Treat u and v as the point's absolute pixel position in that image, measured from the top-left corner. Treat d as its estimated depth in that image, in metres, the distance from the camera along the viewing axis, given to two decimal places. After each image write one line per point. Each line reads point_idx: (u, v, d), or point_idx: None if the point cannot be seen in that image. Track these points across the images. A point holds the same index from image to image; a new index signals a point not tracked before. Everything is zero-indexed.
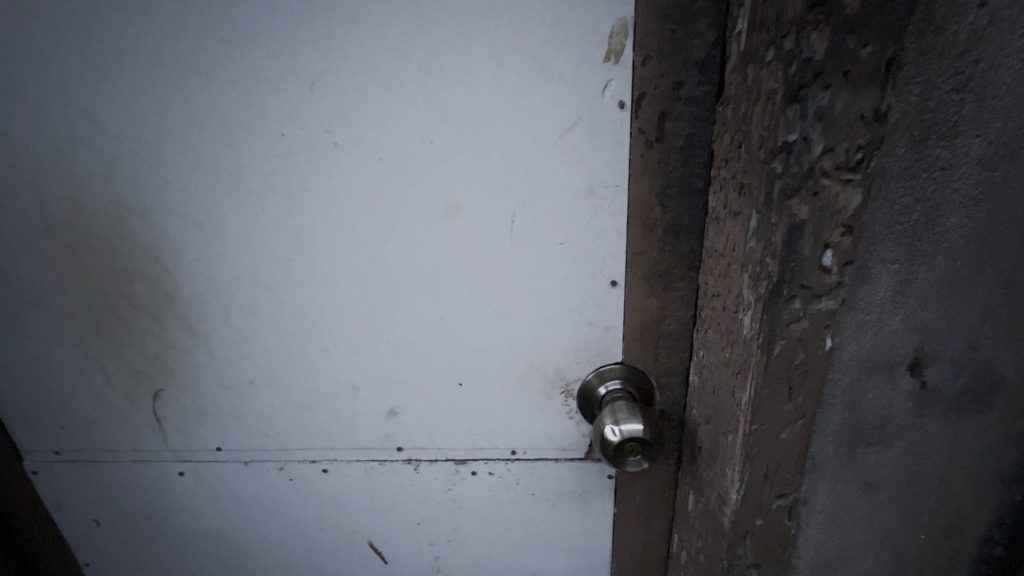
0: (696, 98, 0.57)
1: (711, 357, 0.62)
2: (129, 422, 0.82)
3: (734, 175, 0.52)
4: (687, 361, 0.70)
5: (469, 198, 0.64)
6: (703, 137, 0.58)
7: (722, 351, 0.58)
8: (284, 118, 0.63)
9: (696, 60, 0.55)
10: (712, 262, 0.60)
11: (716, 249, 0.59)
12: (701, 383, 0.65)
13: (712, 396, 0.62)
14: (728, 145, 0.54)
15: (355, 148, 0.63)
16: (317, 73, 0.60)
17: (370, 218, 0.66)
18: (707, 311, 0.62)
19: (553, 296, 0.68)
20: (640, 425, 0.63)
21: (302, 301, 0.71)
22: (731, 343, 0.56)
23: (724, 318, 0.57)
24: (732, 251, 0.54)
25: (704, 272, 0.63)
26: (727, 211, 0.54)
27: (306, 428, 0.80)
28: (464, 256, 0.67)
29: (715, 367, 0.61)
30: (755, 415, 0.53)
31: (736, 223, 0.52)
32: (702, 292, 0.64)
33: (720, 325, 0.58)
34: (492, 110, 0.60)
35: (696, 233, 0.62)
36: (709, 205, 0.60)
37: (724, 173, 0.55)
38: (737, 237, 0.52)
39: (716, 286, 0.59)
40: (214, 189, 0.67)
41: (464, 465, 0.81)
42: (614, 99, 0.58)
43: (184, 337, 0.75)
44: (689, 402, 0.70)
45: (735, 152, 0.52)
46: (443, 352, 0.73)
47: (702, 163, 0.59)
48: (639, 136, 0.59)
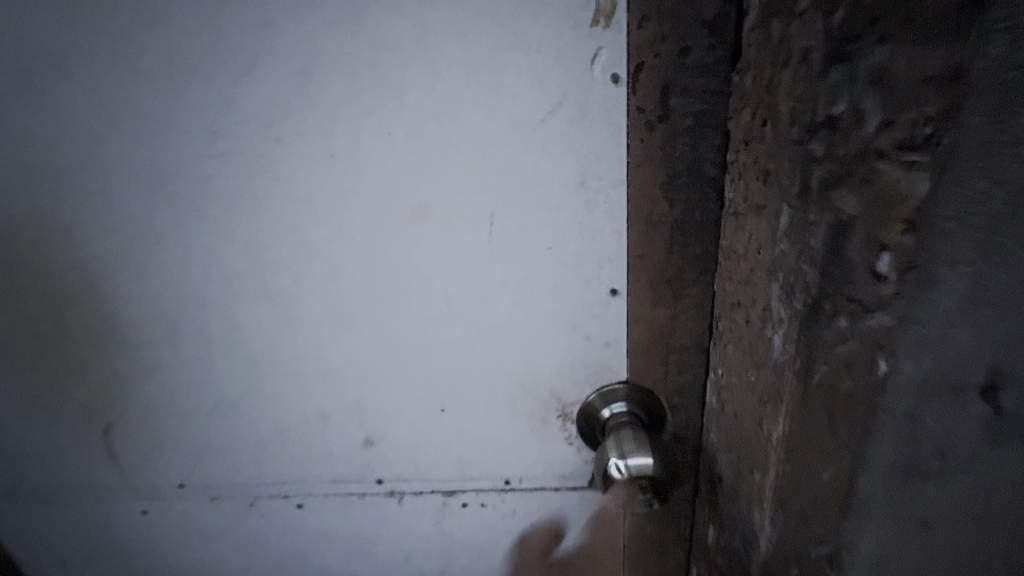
0: (707, 68, 0.46)
1: (733, 378, 0.52)
2: (81, 460, 0.73)
3: (756, 163, 0.43)
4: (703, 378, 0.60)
5: (438, 197, 0.54)
6: (716, 115, 0.48)
7: (744, 372, 0.50)
8: (217, 112, 0.53)
9: (706, 20, 0.45)
10: (729, 265, 0.51)
11: (736, 250, 0.49)
12: (722, 405, 0.56)
13: (734, 421, 0.53)
14: (747, 123, 0.44)
15: (302, 145, 0.53)
16: (250, 57, 0.51)
17: (327, 228, 0.57)
18: (727, 323, 0.53)
19: (543, 309, 0.59)
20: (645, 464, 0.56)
21: (259, 322, 0.63)
22: (758, 366, 0.47)
23: (745, 333, 0.49)
24: (757, 255, 0.45)
25: (723, 277, 0.53)
26: (749, 206, 0.45)
27: (276, 460, 0.71)
28: (437, 265, 0.58)
29: (738, 389, 0.51)
30: (789, 453, 0.45)
31: (760, 221, 0.44)
32: (720, 300, 0.54)
33: (741, 340, 0.50)
34: (459, 92, 0.50)
35: (710, 229, 0.52)
36: (726, 197, 0.50)
37: (744, 160, 0.45)
38: (763, 237, 0.43)
39: (736, 294, 0.50)
40: (147, 198, 0.57)
41: (453, 496, 0.72)
42: (605, 72, 0.48)
43: (131, 366, 0.66)
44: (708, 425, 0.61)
45: (758, 135, 0.42)
46: (422, 374, 0.64)
47: (715, 147, 0.49)
48: (637, 115, 0.49)
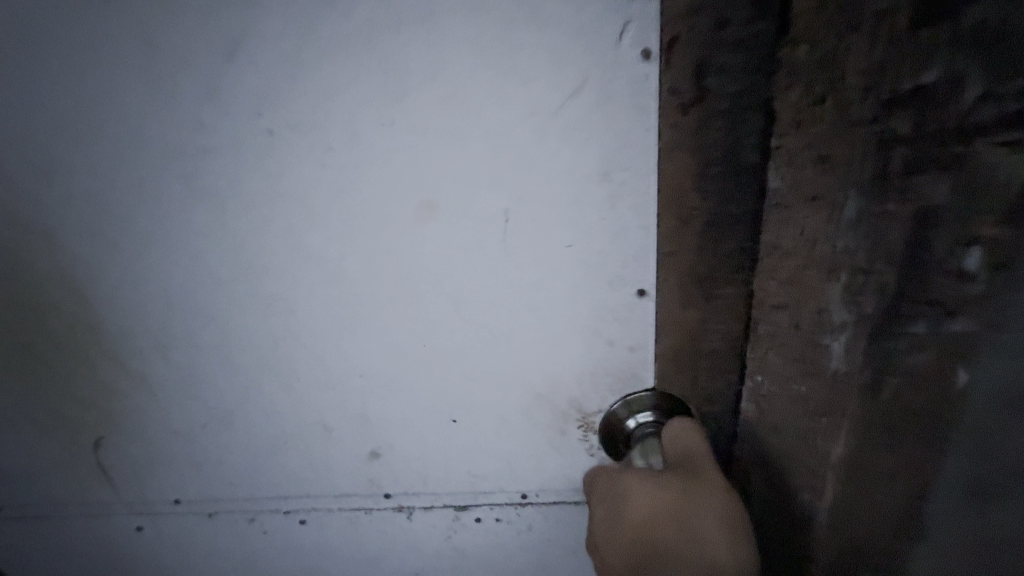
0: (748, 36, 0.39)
1: (775, 391, 0.46)
2: (71, 476, 0.69)
3: (809, 148, 0.38)
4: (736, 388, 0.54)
5: (446, 193, 0.49)
6: (756, 94, 0.41)
7: (787, 380, 0.45)
8: (199, 102, 0.48)
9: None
10: (766, 263, 0.44)
11: (775, 246, 0.43)
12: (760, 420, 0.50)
13: (775, 436, 0.48)
14: (800, 100, 0.38)
15: (294, 137, 0.48)
16: (235, 39, 0.45)
17: (323, 228, 0.52)
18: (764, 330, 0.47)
19: (563, 313, 0.54)
20: (654, 514, 0.49)
21: (253, 331, 0.58)
22: (811, 375, 0.43)
23: (790, 340, 0.44)
24: (808, 251, 0.40)
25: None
26: (797, 197, 0.40)
27: (276, 475, 0.67)
28: (445, 267, 0.53)
29: (782, 401, 0.46)
30: (851, 465, 0.42)
31: (815, 212, 0.39)
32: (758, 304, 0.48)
33: (785, 347, 0.44)
34: (468, 74, 0.45)
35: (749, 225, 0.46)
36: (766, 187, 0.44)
37: (792, 146, 0.39)
38: (818, 229, 0.39)
39: (776, 296, 0.44)
40: (127, 198, 0.52)
41: (465, 511, 0.68)
42: (635, 48, 0.42)
43: (119, 377, 0.62)
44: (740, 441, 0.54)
45: (812, 116, 0.37)
46: (430, 384, 0.59)
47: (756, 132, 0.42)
48: (670, 97, 0.43)
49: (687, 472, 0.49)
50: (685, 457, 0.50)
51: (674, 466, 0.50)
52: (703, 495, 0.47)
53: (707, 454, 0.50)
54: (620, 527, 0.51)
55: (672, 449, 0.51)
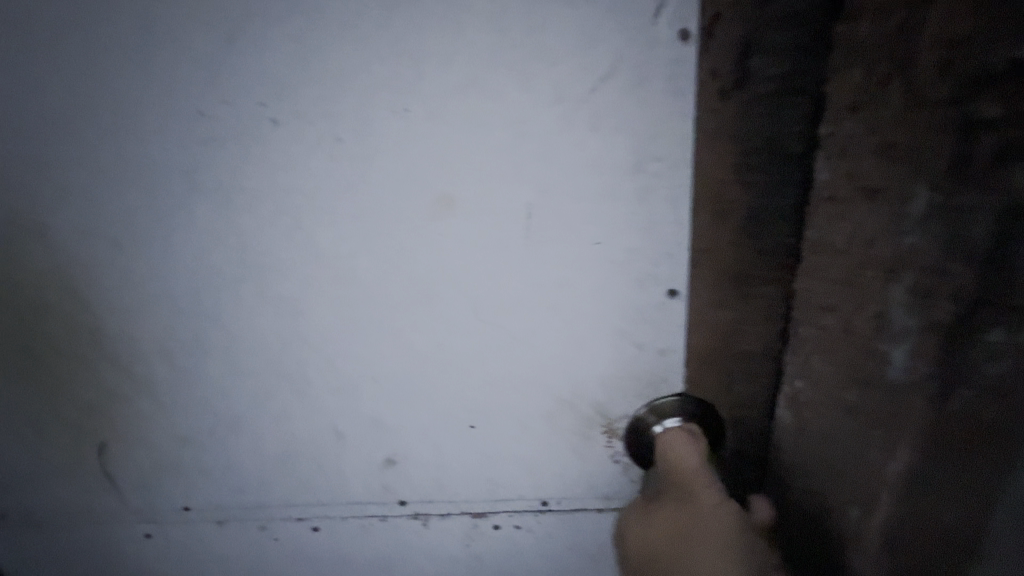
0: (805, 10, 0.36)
1: (814, 396, 0.44)
2: (76, 483, 0.67)
3: (868, 133, 0.35)
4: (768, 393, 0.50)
5: (466, 187, 0.46)
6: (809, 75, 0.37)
7: (828, 383, 0.42)
8: (200, 91, 0.45)
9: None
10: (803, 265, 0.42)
11: (821, 247, 0.40)
12: (792, 426, 0.47)
13: (813, 448, 0.45)
14: (849, 86, 0.35)
15: (303, 129, 0.45)
16: (240, 23, 0.42)
17: (334, 225, 0.49)
18: (800, 328, 0.44)
19: (589, 313, 0.51)
20: (650, 538, 0.50)
21: (263, 334, 0.55)
22: (865, 384, 0.40)
23: (834, 338, 0.41)
24: (858, 246, 0.37)
25: (805, 281, 0.42)
26: (848, 191, 0.37)
27: (287, 482, 0.64)
28: (465, 267, 0.50)
29: (819, 406, 0.44)
30: (919, 476, 0.39)
31: (869, 209, 0.36)
32: (796, 305, 0.44)
33: (827, 347, 0.42)
34: (490, 58, 0.42)
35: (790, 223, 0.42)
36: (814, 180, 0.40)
37: (845, 129, 0.36)
38: (871, 224, 0.36)
39: (817, 300, 0.41)
40: (126, 195, 0.49)
41: (484, 518, 0.65)
42: (671, 28, 0.39)
43: (122, 382, 0.59)
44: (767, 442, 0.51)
45: (876, 96, 0.34)
46: (447, 388, 0.56)
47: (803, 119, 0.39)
48: (709, 81, 0.40)
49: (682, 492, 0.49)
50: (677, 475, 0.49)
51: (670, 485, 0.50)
52: (702, 513, 0.46)
53: (703, 484, 0.47)
54: (627, 545, 0.52)
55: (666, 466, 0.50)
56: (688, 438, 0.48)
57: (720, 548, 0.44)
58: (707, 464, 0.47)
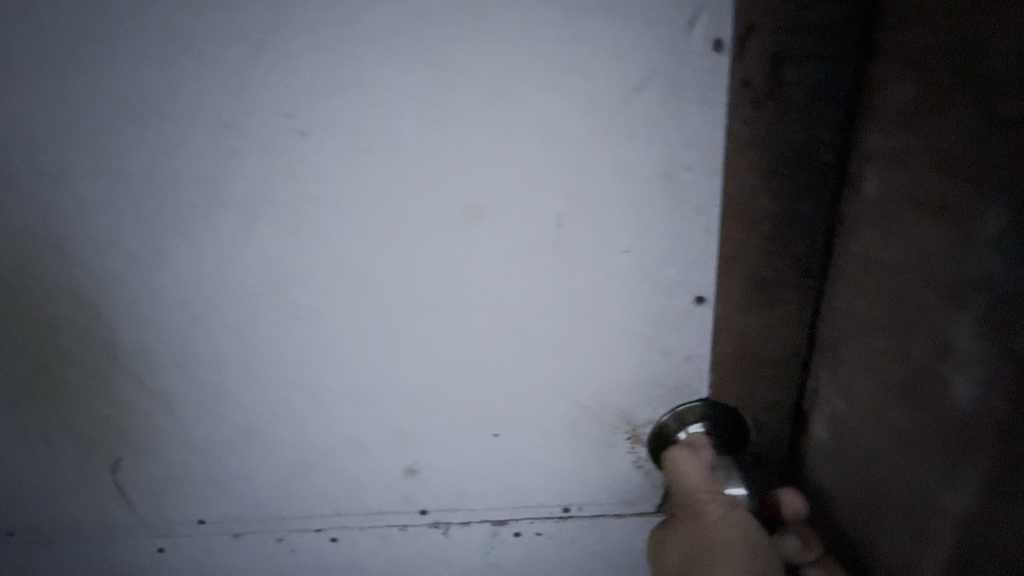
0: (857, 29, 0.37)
1: (874, 408, 0.44)
2: (87, 498, 0.65)
3: (916, 158, 0.37)
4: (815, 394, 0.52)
5: (495, 196, 0.46)
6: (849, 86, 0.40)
7: (879, 400, 0.44)
8: (225, 100, 0.44)
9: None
10: (868, 281, 0.43)
11: (885, 264, 0.41)
12: (842, 438, 0.49)
13: (876, 464, 0.45)
14: (908, 105, 0.37)
15: (330, 138, 0.45)
16: (269, 31, 0.42)
17: (360, 235, 0.48)
18: (854, 341, 0.45)
19: (615, 321, 0.51)
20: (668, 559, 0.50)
21: (284, 345, 0.54)
22: (926, 401, 0.39)
23: (888, 358, 0.42)
24: (915, 268, 0.38)
25: (857, 292, 0.44)
26: (912, 205, 0.38)
27: (305, 493, 0.64)
28: (493, 276, 0.49)
29: (872, 421, 0.45)
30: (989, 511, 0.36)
31: (936, 223, 0.36)
32: (848, 316, 0.46)
33: (881, 366, 0.43)
34: (523, 68, 0.41)
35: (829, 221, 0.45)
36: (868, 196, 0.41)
37: (901, 150, 0.38)
38: (932, 248, 0.37)
39: (880, 315, 0.42)
40: (145, 206, 0.48)
41: (505, 526, 0.65)
42: (706, 37, 0.39)
43: (137, 395, 0.58)
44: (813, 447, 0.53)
45: (935, 117, 0.35)
46: (472, 396, 0.56)
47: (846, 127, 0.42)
48: (742, 90, 0.40)
49: (695, 503, 0.51)
50: (691, 488, 0.51)
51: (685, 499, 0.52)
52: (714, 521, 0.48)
53: (706, 490, 0.51)
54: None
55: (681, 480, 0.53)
56: (697, 449, 0.53)
57: (722, 549, 0.46)
58: (708, 469, 0.52)
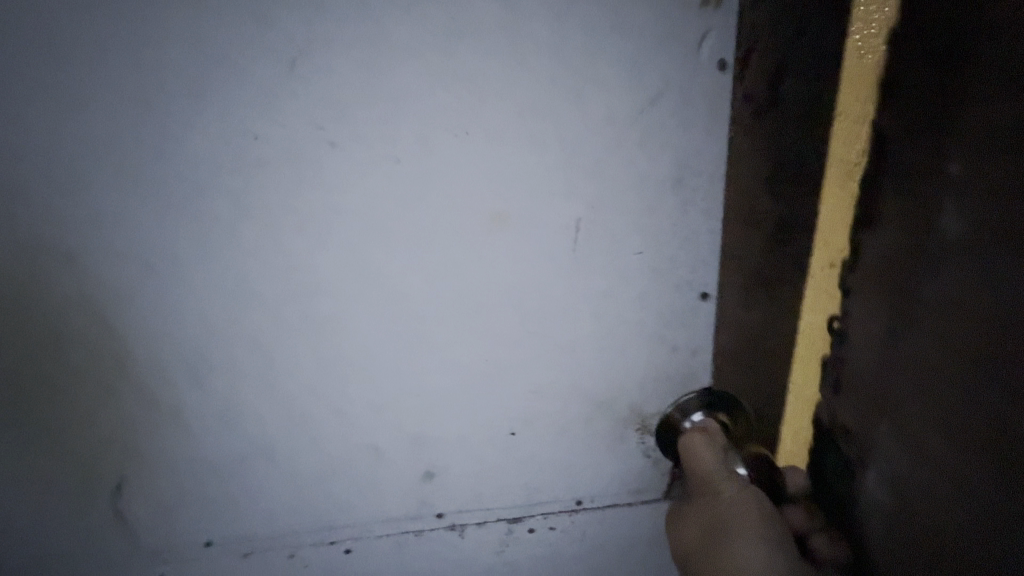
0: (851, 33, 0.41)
1: (942, 471, 0.37)
2: (83, 527, 0.62)
3: (989, 181, 0.31)
4: (866, 447, 0.46)
5: (519, 203, 0.48)
6: (916, 90, 0.36)
7: (948, 467, 0.37)
8: (255, 114, 0.45)
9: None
10: (932, 322, 0.37)
11: (954, 303, 0.35)
12: (902, 500, 0.42)
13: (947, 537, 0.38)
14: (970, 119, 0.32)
15: (360, 149, 0.46)
16: (302, 47, 0.43)
17: (386, 243, 0.50)
18: (911, 386, 0.39)
19: (628, 318, 0.54)
20: (690, 537, 0.54)
21: (304, 356, 0.54)
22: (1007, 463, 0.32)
23: (962, 424, 0.35)
24: (984, 299, 0.32)
25: (921, 339, 0.38)
26: (983, 227, 0.32)
27: (320, 505, 0.63)
28: (515, 278, 0.52)
29: (945, 489, 0.37)
30: None
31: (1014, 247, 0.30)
32: (904, 355, 0.40)
33: (951, 431, 0.36)
34: (548, 84, 0.44)
35: (885, 249, 0.41)
36: (932, 220, 0.36)
37: (978, 157, 0.32)
38: (1004, 271, 0.31)
39: (941, 360, 0.36)
40: (165, 220, 0.48)
41: (520, 523, 0.67)
42: (712, 58, 0.44)
43: (146, 414, 0.56)
44: (864, 506, 0.47)
45: (991, 122, 0.31)
46: (491, 397, 0.58)
47: (907, 141, 0.38)
48: (743, 105, 0.46)
49: (710, 489, 0.53)
50: (705, 475, 0.54)
51: (701, 486, 0.54)
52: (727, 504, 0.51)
53: (721, 476, 0.53)
54: (685, 569, 0.54)
55: (694, 469, 0.55)
56: (710, 436, 0.55)
57: (744, 524, 0.48)
58: (721, 456, 0.54)
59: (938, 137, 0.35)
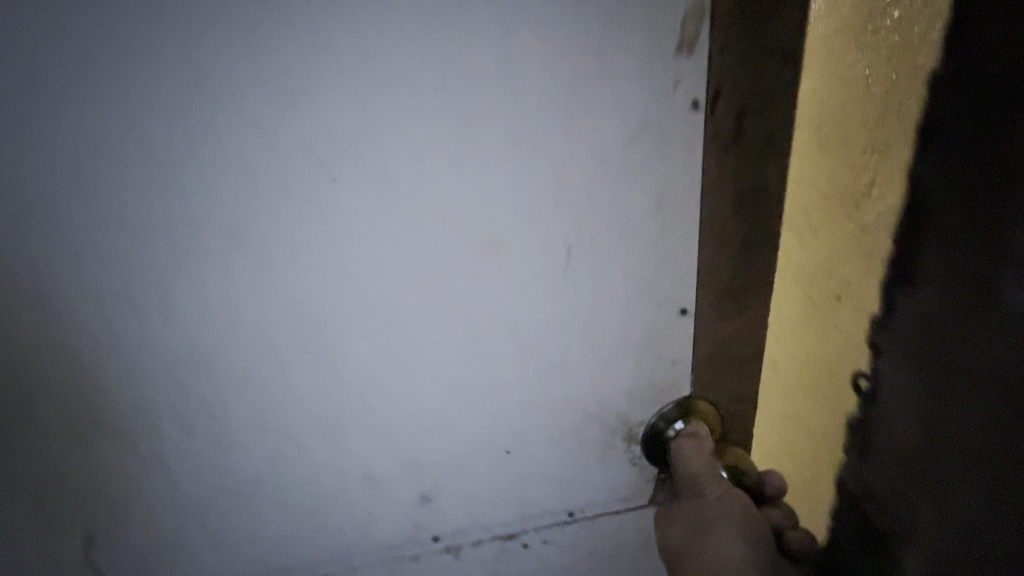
0: (854, 86, 0.61)
1: (979, 485, 0.48)
2: (63, 565, 0.61)
3: (1004, 259, 0.44)
4: (906, 476, 0.57)
5: (513, 232, 0.51)
6: (958, 175, 0.48)
7: (983, 481, 0.48)
8: (250, 151, 0.44)
9: (857, 49, 0.61)
10: (955, 369, 0.49)
11: (973, 352, 0.48)
12: (946, 515, 0.52)
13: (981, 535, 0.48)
14: (974, 219, 0.47)
15: (360, 184, 0.47)
16: (299, 85, 0.43)
17: (384, 273, 0.51)
18: (945, 421, 0.51)
19: (615, 334, 0.58)
20: (674, 520, 0.65)
21: (299, 387, 0.54)
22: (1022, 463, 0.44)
23: (994, 441, 0.46)
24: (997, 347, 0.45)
25: (966, 381, 0.49)
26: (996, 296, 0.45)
27: (313, 535, 0.63)
28: (510, 302, 0.54)
29: (984, 500, 0.48)
30: None
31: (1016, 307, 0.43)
32: (935, 398, 0.52)
33: (987, 449, 0.47)
34: (541, 121, 0.47)
35: (926, 310, 0.53)
36: (955, 294, 0.49)
37: (985, 246, 0.46)
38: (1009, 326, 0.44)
39: (965, 395, 0.49)
40: (156, 254, 0.47)
41: (514, 538, 0.68)
42: (687, 97, 0.48)
43: (131, 453, 0.55)
44: (905, 506, 0.57)
45: (993, 222, 0.45)
46: (487, 418, 0.60)
47: (934, 236, 0.51)
48: (713, 139, 0.50)
49: (697, 489, 0.62)
50: (694, 478, 0.62)
51: (688, 485, 0.62)
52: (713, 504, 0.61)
53: (709, 479, 0.61)
54: (665, 540, 0.67)
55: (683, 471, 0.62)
56: (699, 444, 0.62)
57: (728, 525, 0.59)
58: (708, 461, 0.62)
59: (972, 225, 0.47)
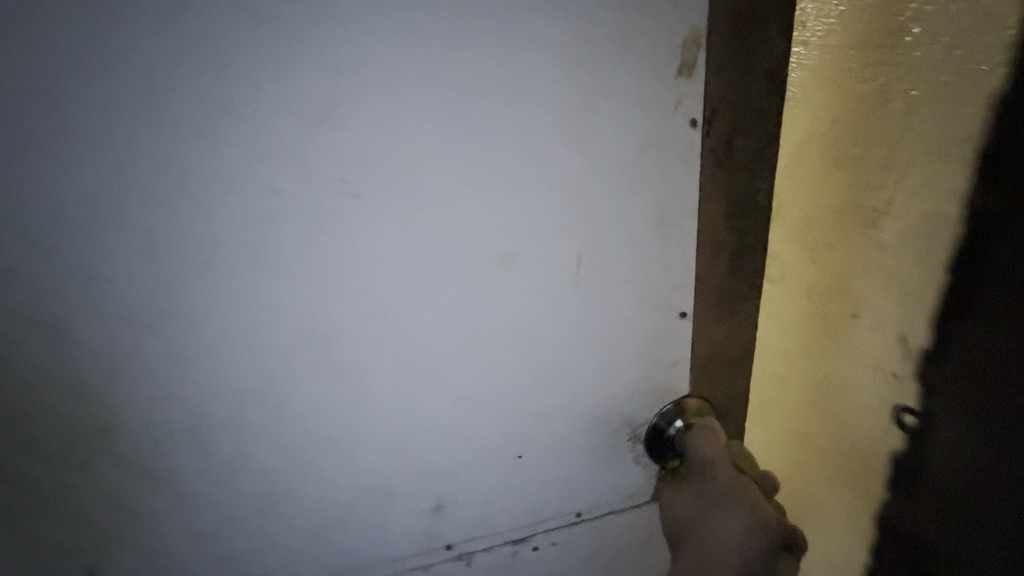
0: (861, 96, 0.55)
1: None
2: None
3: None
4: (966, 520, 0.53)
5: (526, 244, 0.53)
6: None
7: None
8: (277, 170, 0.46)
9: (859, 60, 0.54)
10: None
11: None
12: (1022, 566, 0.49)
13: None
14: None
15: (382, 201, 0.48)
16: (327, 107, 0.45)
17: (403, 286, 0.52)
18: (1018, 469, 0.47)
19: (621, 339, 0.61)
20: (681, 504, 0.67)
21: (317, 401, 0.55)
22: None
23: None
24: None
25: None
26: None
27: (326, 551, 0.62)
28: (524, 311, 0.56)
29: None
30: None
31: None
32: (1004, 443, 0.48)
33: None
34: (553, 140, 0.50)
35: (988, 349, 0.48)
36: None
37: None
38: None
39: None
40: (178, 273, 0.47)
41: (524, 543, 0.69)
42: (686, 116, 0.52)
43: (143, 474, 0.54)
44: (962, 550, 0.54)
45: None
46: (500, 425, 0.61)
47: (994, 270, 0.47)
48: (709, 155, 0.54)
49: (706, 473, 0.64)
50: (703, 463, 0.64)
51: (697, 470, 0.65)
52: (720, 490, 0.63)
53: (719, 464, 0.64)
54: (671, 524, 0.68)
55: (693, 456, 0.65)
56: (712, 432, 0.65)
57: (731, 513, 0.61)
58: (720, 449, 0.64)
59: None
